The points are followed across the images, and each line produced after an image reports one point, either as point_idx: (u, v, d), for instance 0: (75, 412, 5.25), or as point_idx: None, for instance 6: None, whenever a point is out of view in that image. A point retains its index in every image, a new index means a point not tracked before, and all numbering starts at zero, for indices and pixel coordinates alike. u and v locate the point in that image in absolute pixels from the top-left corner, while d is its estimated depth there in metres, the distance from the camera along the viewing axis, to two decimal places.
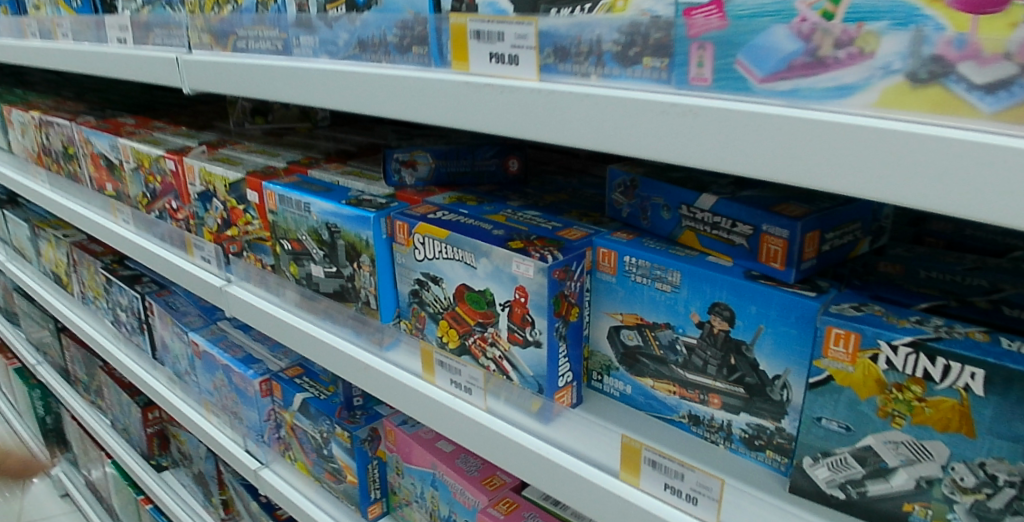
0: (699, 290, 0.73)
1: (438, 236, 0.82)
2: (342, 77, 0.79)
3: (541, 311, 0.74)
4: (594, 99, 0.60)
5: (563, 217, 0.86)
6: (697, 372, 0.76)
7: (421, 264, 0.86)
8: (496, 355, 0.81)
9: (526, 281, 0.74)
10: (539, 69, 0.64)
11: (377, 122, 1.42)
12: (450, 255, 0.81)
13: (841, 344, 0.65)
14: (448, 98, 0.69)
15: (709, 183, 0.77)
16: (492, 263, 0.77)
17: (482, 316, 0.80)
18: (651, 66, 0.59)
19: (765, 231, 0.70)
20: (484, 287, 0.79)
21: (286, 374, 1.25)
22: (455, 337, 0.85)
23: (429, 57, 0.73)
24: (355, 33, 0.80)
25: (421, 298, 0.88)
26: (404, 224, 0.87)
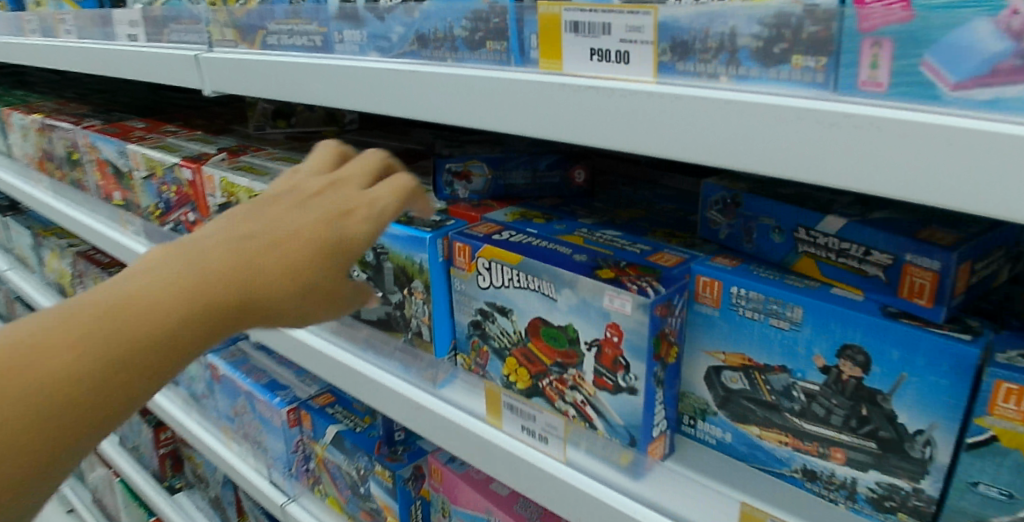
0: (826, 330, 0.62)
1: (509, 262, 0.71)
2: (396, 79, 0.67)
3: (638, 354, 0.63)
4: (733, 107, 0.49)
5: (647, 238, 0.75)
6: (818, 422, 0.65)
7: (486, 293, 0.75)
8: (577, 399, 0.70)
9: (622, 319, 0.63)
10: (657, 69, 0.53)
11: (412, 126, 1.35)
12: (524, 284, 0.71)
13: (1012, 402, 0.54)
14: (535, 104, 0.58)
15: (829, 202, 0.66)
16: (579, 296, 0.66)
17: (561, 355, 0.70)
18: (802, 66, 0.48)
19: (908, 262, 0.59)
20: (567, 322, 0.68)
21: (315, 403, 1.15)
22: (526, 377, 0.74)
23: (508, 53, 0.61)
24: (410, 27, 0.68)
25: (485, 331, 0.77)
26: (466, 246, 0.76)
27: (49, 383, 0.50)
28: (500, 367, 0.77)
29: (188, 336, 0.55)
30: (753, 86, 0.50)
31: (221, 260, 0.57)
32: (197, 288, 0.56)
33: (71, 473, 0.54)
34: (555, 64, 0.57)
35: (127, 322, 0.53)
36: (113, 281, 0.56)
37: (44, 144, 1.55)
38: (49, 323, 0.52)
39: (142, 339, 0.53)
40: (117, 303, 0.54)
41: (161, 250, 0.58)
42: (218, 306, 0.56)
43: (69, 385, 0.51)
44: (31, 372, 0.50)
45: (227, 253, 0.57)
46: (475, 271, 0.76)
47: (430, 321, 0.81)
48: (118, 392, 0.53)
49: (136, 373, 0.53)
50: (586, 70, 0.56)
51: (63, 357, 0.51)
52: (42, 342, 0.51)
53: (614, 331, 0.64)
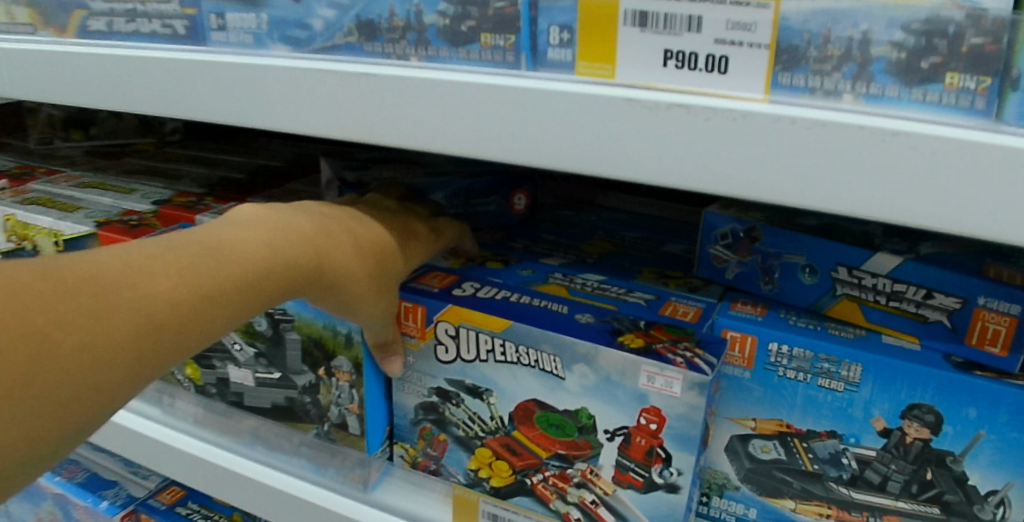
0: (890, 391, 0.51)
1: (488, 328, 0.54)
2: (328, 89, 0.46)
3: (686, 443, 0.50)
4: (901, 141, 0.35)
5: (640, 282, 0.63)
6: (869, 489, 0.53)
7: (450, 368, 0.57)
8: (585, 499, 0.54)
9: (666, 404, 0.49)
10: (767, 83, 0.38)
11: (254, 135, 1.11)
12: (512, 357, 0.54)
13: None
14: (571, 127, 0.40)
15: (865, 236, 0.56)
16: (599, 373, 0.51)
17: (564, 446, 0.54)
18: (958, 87, 0.36)
19: (980, 306, 0.49)
20: (578, 405, 0.53)
21: (160, 503, 0.88)
22: (505, 473, 0.57)
23: (514, 53, 0.43)
24: (346, 11, 0.47)
25: (443, 417, 0.59)
26: (417, 306, 0.57)
27: (135, 312, 0.42)
28: (463, 461, 0.59)
29: (262, 292, 0.49)
30: (890, 110, 0.37)
31: (308, 224, 0.53)
32: (287, 240, 0.51)
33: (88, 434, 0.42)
34: (605, 69, 0.41)
35: (223, 261, 0.47)
36: (203, 227, 0.50)
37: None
38: (139, 249, 0.45)
39: (230, 286, 0.47)
40: (210, 241, 0.48)
41: (248, 209, 0.54)
42: (298, 268, 0.51)
43: (150, 322, 0.42)
44: (123, 295, 0.41)
45: (312, 219, 0.54)
46: (434, 336, 0.57)
47: (360, 408, 0.61)
48: (202, 333, 0.46)
49: (203, 327, 0.46)
50: (657, 78, 0.39)
51: (158, 284, 0.43)
52: (141, 263, 0.44)
53: (653, 415, 0.50)
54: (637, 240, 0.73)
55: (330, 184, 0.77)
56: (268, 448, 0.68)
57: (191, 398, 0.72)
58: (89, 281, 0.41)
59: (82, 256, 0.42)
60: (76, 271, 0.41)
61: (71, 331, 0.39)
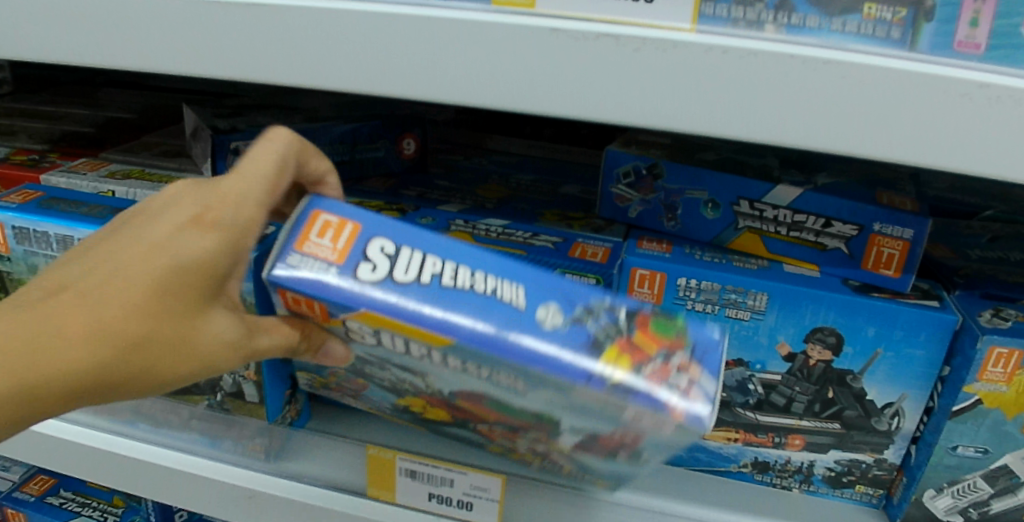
0: (795, 315, 0.52)
1: (427, 341, 0.40)
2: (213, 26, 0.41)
3: (656, 446, 0.42)
4: (831, 69, 0.36)
5: (544, 225, 0.61)
6: (776, 411, 0.56)
7: (363, 352, 0.45)
8: (536, 446, 0.49)
9: (646, 433, 0.41)
10: (694, 13, 0.38)
11: (95, 85, 0.99)
12: (455, 366, 0.41)
13: (1001, 364, 0.49)
14: (494, 59, 0.38)
15: (765, 169, 0.57)
16: (569, 397, 0.40)
17: (521, 418, 0.45)
18: (875, 17, 0.38)
19: (875, 231, 0.52)
20: (543, 411, 0.43)
21: (28, 495, 0.79)
22: (448, 415, 0.50)
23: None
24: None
25: (361, 368, 0.49)
26: (314, 300, 0.40)
27: None
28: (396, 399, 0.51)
29: None
30: (812, 40, 0.38)
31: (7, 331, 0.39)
32: None
33: None
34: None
35: None
36: None
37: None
38: None
39: None
40: None
41: None
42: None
43: None
44: None
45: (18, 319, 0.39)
46: (343, 327, 0.42)
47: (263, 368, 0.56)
48: None
49: None
50: (581, 7, 0.38)
51: None
52: None
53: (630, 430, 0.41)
54: (533, 183, 0.72)
55: (198, 130, 0.68)
56: (154, 425, 0.62)
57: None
58: None
59: None
60: None
61: None
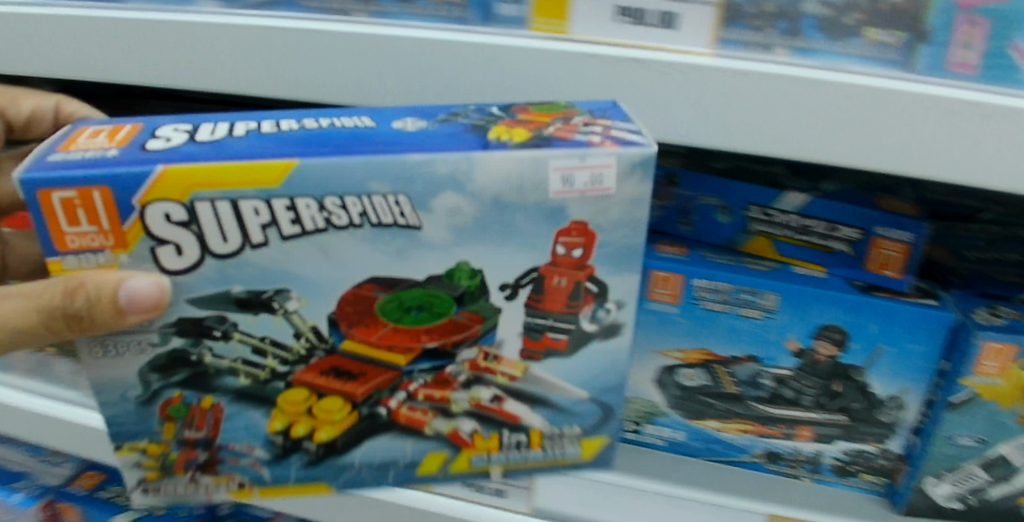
0: (801, 313, 0.56)
1: (252, 186, 0.41)
2: (261, 48, 0.47)
3: (615, 262, 0.45)
4: (835, 89, 0.41)
5: None
6: (786, 404, 0.60)
7: (198, 270, 0.44)
8: (480, 400, 0.50)
9: (597, 214, 0.43)
10: (712, 36, 0.44)
11: None
12: (314, 225, 0.42)
13: (994, 360, 0.53)
14: (539, 79, 0.45)
15: (772, 178, 0.60)
16: (477, 198, 0.42)
17: (432, 330, 0.47)
18: (876, 40, 0.42)
19: (878, 235, 0.56)
20: (453, 261, 0.44)
21: (79, 489, 0.82)
22: (335, 422, 0.50)
23: (465, 8, 0.46)
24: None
25: (202, 369, 0.48)
26: (88, 191, 0.41)
27: None
28: (261, 427, 0.50)
29: None
30: (820, 61, 0.42)
31: None
32: None
33: None
34: (557, 25, 0.45)
35: None
36: None
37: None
38: None
39: None
40: None
41: None
42: None
43: None
44: None
45: None
46: (145, 233, 0.42)
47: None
48: None
49: None
50: (608, 34, 0.45)
51: None
52: None
53: (575, 238, 0.44)
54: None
55: None
56: None
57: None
58: None
59: None
60: None
61: None
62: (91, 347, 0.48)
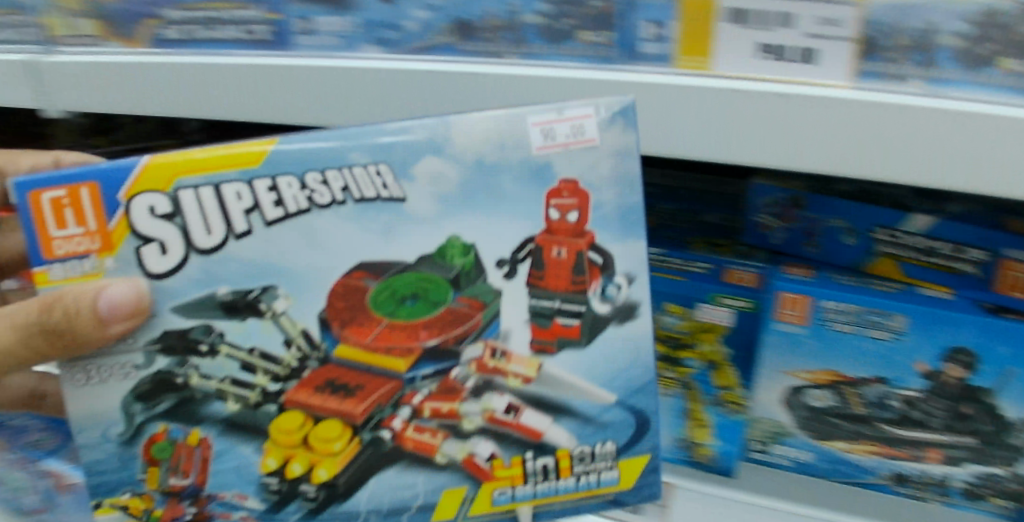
0: (932, 334, 0.56)
1: (236, 170, 0.45)
2: (438, 94, 0.49)
3: (612, 229, 0.49)
4: (969, 121, 0.42)
5: (697, 252, 0.61)
6: (915, 427, 0.59)
7: (184, 271, 0.46)
8: (494, 410, 0.50)
9: (585, 172, 0.48)
10: (852, 71, 0.45)
11: None
12: (296, 205, 0.45)
13: None
14: (686, 112, 0.47)
15: (896, 200, 0.61)
16: (456, 160, 0.47)
17: (431, 325, 0.49)
18: (1011, 70, 0.43)
19: (1008, 258, 0.56)
20: (444, 234, 0.47)
21: None
22: (335, 454, 0.50)
23: (611, 47, 0.49)
24: (441, 12, 0.49)
25: (186, 395, 0.48)
26: (77, 189, 0.44)
27: None
28: (254, 467, 0.50)
29: None
30: (955, 92, 0.44)
31: None
32: None
33: None
34: (701, 62, 0.47)
35: None
36: None
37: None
38: None
39: None
40: None
41: None
42: None
43: None
44: None
45: None
46: (131, 233, 0.45)
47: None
48: None
49: None
50: (749, 69, 0.47)
51: None
52: None
53: (568, 199, 0.48)
54: (678, 211, 0.67)
55: None
56: None
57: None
58: None
59: None
60: None
61: None
62: (73, 374, 0.48)
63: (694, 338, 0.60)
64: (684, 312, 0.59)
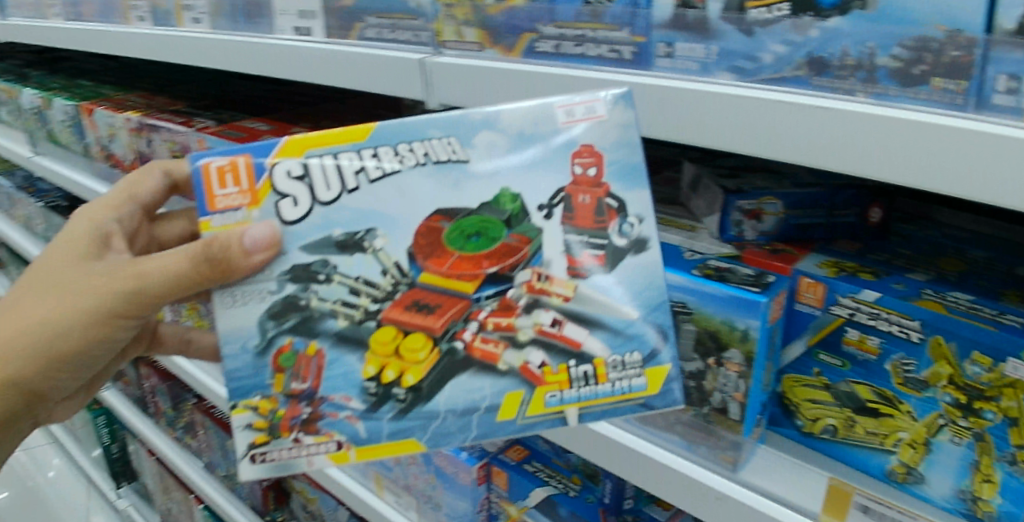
0: None
1: (348, 142, 0.55)
2: (812, 125, 0.53)
3: (626, 180, 0.55)
4: None
5: (1005, 303, 0.61)
6: None
7: (309, 218, 0.56)
8: (541, 325, 0.56)
9: (598, 137, 0.55)
10: None
11: None
12: (391, 167, 0.55)
13: None
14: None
15: None
16: (507, 134, 0.55)
17: (491, 255, 0.56)
18: None
19: None
20: (497, 191, 0.55)
21: None
22: (421, 362, 0.57)
23: (965, 96, 0.50)
24: (798, 48, 0.55)
25: (309, 314, 0.57)
26: (236, 160, 0.56)
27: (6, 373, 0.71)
28: (357, 374, 0.58)
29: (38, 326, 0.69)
30: None
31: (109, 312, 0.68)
32: (69, 328, 0.69)
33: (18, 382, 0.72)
34: None
35: (57, 343, 0.70)
36: (61, 337, 0.69)
37: (44, 139, 1.28)
38: (20, 360, 0.70)
39: (27, 358, 0.70)
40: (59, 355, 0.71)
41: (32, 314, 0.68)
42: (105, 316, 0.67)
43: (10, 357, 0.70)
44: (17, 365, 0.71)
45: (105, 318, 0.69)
46: (272, 190, 0.56)
47: (767, 387, 0.67)
48: (37, 371, 0.72)
49: (33, 366, 0.71)
50: None
51: (25, 367, 0.71)
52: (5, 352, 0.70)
53: (586, 159, 0.55)
54: (989, 260, 0.69)
55: (701, 185, 0.78)
56: (644, 423, 0.68)
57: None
58: (44, 369, 0.72)
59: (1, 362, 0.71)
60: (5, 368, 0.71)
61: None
62: (223, 297, 0.57)
63: (997, 391, 0.58)
64: (990, 363, 0.58)
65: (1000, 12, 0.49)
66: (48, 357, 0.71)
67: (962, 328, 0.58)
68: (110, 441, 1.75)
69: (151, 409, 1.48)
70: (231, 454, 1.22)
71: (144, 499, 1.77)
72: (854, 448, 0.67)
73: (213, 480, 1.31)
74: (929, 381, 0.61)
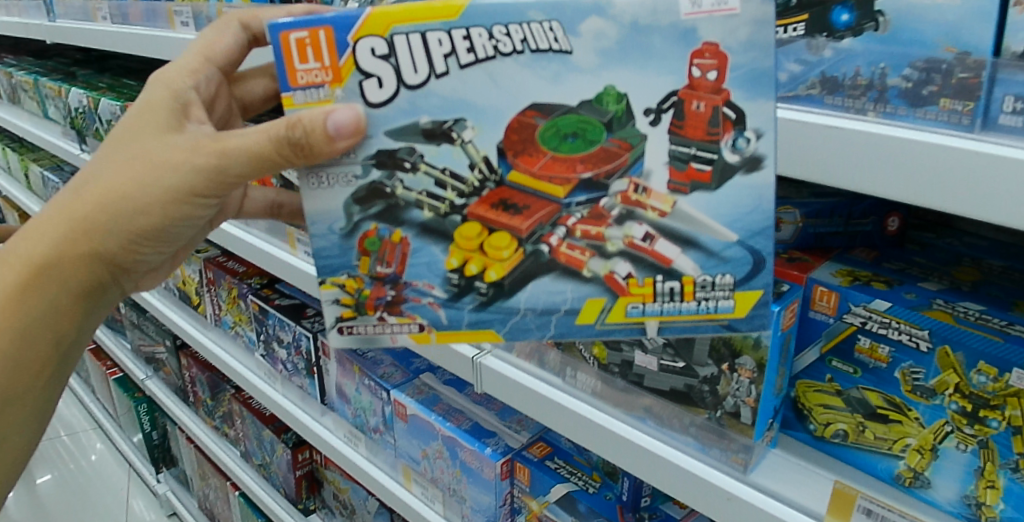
0: None
1: (439, 20, 0.51)
2: (813, 144, 0.56)
3: (750, 87, 0.50)
4: None
5: (1017, 313, 0.63)
6: None
7: (394, 103, 0.53)
8: (633, 238, 0.55)
9: (727, 35, 0.49)
10: None
11: None
12: (484, 52, 0.51)
13: None
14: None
15: None
16: (619, 22, 0.50)
17: (587, 159, 0.54)
18: None
19: None
20: (602, 87, 0.51)
21: None
22: (504, 260, 0.57)
23: (971, 117, 0.52)
24: (812, 67, 0.58)
25: (393, 202, 0.57)
26: (317, 31, 0.52)
27: (85, 252, 0.65)
28: (440, 264, 0.58)
29: (118, 203, 0.63)
30: None
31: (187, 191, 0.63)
32: (149, 205, 0.63)
33: (98, 268, 0.67)
34: None
35: (136, 222, 0.64)
36: (141, 213, 0.64)
37: (89, 138, 1.34)
38: (102, 240, 0.65)
39: (109, 237, 0.65)
40: (141, 233, 0.65)
41: (106, 188, 0.63)
42: (184, 193, 0.63)
43: (88, 234, 0.64)
44: (99, 244, 0.65)
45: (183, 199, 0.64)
46: (355, 69, 0.53)
47: (780, 391, 0.69)
48: (117, 252, 0.66)
49: (113, 245, 0.66)
50: None
51: (106, 245, 0.65)
52: (89, 230, 0.64)
53: (709, 60, 0.50)
54: (1005, 269, 0.71)
55: None
56: (660, 424, 0.71)
57: (593, 372, 0.75)
58: (124, 252, 0.67)
59: (75, 243, 0.65)
60: (82, 250, 0.65)
61: (70, 251, 0.65)
62: (308, 179, 0.57)
63: (1002, 400, 0.59)
64: (996, 373, 0.59)
65: (1008, 35, 0.51)
66: (127, 235, 0.65)
67: (968, 337, 0.60)
68: (150, 428, 1.83)
69: (190, 399, 1.55)
70: (266, 443, 1.27)
71: (182, 485, 1.85)
72: (863, 452, 0.69)
73: (248, 468, 1.37)
74: (937, 389, 0.63)
